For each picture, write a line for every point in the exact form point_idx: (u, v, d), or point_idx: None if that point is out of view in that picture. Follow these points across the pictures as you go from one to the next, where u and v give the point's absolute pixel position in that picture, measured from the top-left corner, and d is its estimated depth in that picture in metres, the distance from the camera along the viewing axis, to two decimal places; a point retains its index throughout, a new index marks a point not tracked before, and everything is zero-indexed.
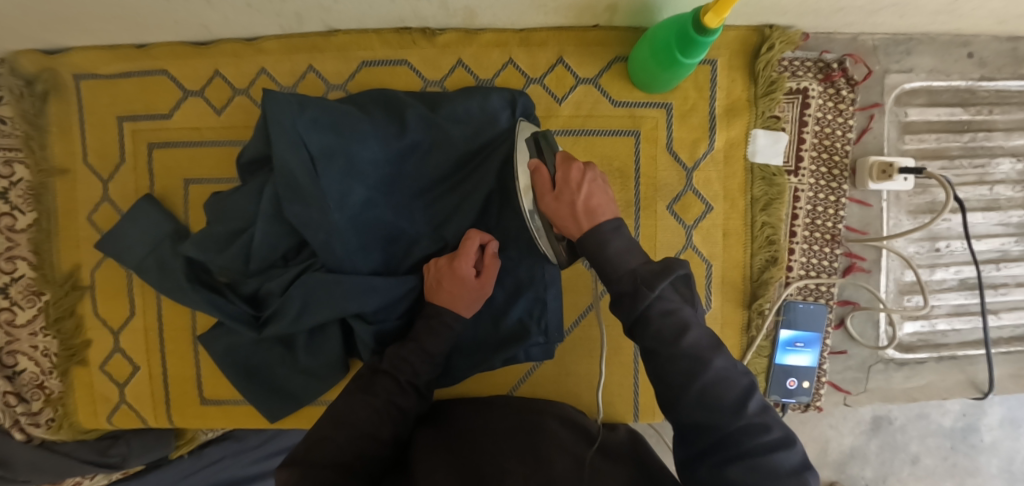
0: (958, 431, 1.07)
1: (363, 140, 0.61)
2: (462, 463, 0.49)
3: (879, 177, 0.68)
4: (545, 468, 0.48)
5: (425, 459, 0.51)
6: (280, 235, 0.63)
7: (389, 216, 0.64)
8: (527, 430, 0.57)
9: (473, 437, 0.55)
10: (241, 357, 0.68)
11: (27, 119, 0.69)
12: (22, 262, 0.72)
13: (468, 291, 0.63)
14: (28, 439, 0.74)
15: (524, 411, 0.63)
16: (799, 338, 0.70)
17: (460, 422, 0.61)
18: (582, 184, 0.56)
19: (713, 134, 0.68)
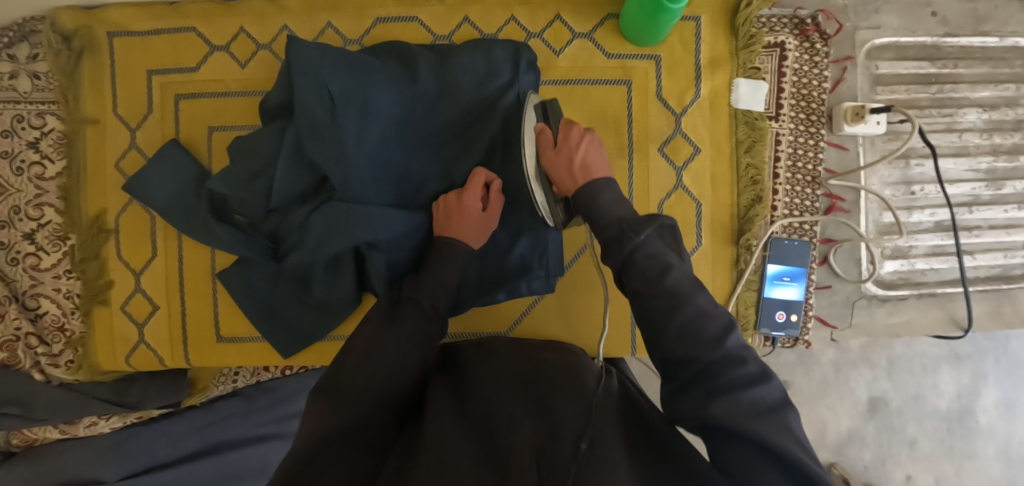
0: (956, 413, 1.18)
1: (379, 83, 0.66)
2: (475, 411, 0.48)
3: (853, 120, 0.73)
4: (552, 415, 0.44)
5: (432, 409, 0.49)
6: (299, 173, 0.67)
7: (402, 155, 0.69)
8: (537, 368, 0.55)
9: (481, 383, 0.53)
10: (258, 293, 0.71)
11: (62, 72, 0.74)
12: (50, 209, 0.77)
13: (475, 223, 0.67)
14: (46, 379, 0.77)
15: (531, 349, 0.61)
16: (786, 273, 0.74)
17: (466, 366, 0.59)
18: (581, 144, 0.61)
19: (699, 83, 0.73)
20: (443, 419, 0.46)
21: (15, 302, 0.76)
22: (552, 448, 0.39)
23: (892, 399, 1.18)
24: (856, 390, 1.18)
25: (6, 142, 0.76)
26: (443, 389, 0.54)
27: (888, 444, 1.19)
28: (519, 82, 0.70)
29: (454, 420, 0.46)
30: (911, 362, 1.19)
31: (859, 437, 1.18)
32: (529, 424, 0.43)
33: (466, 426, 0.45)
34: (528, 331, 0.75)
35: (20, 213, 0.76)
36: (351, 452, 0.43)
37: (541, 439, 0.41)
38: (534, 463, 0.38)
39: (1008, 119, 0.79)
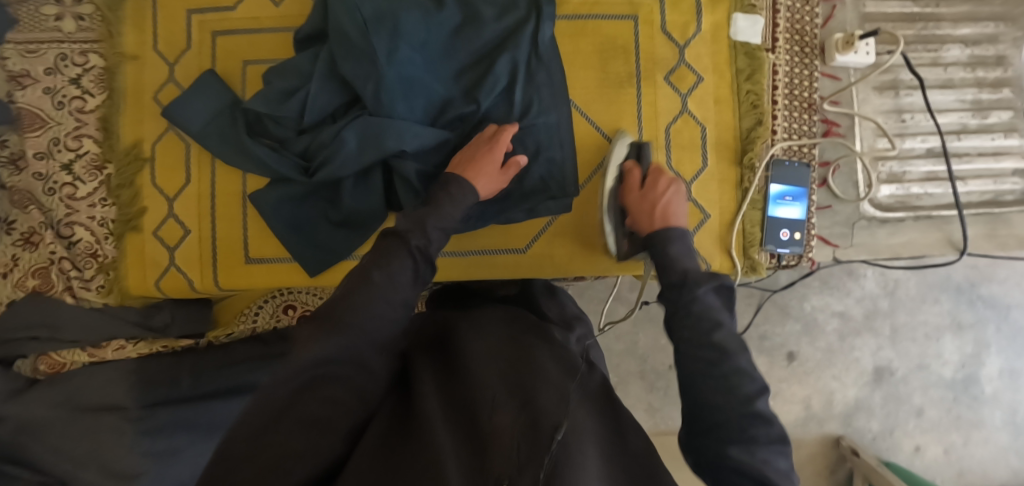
0: (960, 382, 1.26)
1: (405, 8, 0.71)
2: (460, 390, 0.47)
3: (844, 49, 0.78)
4: (537, 400, 0.43)
5: (419, 386, 0.49)
6: (333, 92, 0.72)
7: (427, 78, 0.73)
8: (527, 349, 0.54)
9: (466, 355, 0.52)
10: (290, 210, 0.75)
11: (107, 8, 0.79)
12: (89, 140, 0.81)
13: (491, 172, 0.69)
14: (76, 303, 0.80)
15: (522, 329, 0.60)
16: (788, 193, 0.78)
17: (448, 340, 0.58)
18: (666, 191, 0.67)
19: (700, 17, 0.79)
20: (429, 399, 0.46)
21: (50, 229, 0.79)
22: (537, 432, 0.38)
23: (898, 369, 1.25)
24: (861, 360, 1.25)
25: (50, 79, 0.81)
26: (430, 364, 0.53)
27: (896, 413, 1.26)
28: (536, 13, 0.75)
29: (440, 399, 0.46)
30: (914, 330, 1.26)
31: (866, 406, 1.25)
32: (512, 403, 0.42)
33: (449, 408, 0.45)
34: (544, 250, 0.78)
35: (58, 145, 0.80)
36: (345, 405, 0.45)
37: (524, 425, 0.39)
38: (516, 447, 0.36)
39: (990, 55, 0.84)
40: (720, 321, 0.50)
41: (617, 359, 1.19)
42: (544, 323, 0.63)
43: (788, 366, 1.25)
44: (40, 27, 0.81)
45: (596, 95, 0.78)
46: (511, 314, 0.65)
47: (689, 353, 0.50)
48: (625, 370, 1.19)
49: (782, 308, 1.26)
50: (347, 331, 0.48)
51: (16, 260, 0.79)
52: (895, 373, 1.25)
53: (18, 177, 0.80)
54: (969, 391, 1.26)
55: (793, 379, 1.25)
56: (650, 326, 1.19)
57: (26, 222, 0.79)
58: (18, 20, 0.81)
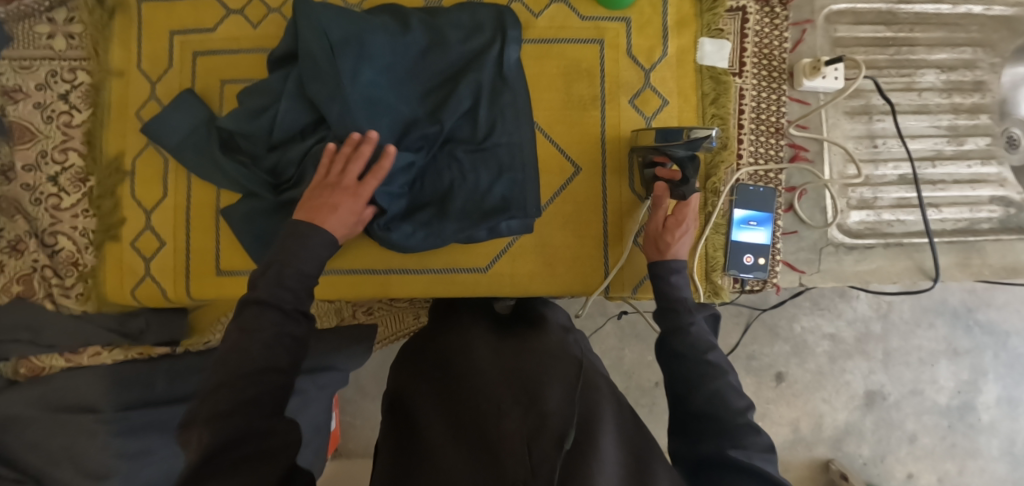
0: (956, 410, 1.23)
1: (372, 32, 0.73)
2: (459, 406, 0.51)
3: (811, 74, 0.78)
4: (537, 403, 0.46)
5: (422, 417, 0.53)
6: (300, 112, 0.74)
7: (391, 98, 0.73)
8: (522, 350, 0.57)
9: (466, 368, 0.56)
10: (257, 225, 0.77)
11: (96, 27, 0.83)
12: (74, 153, 0.85)
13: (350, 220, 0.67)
14: (56, 309, 0.84)
15: (516, 333, 0.63)
16: (752, 217, 0.78)
17: (450, 353, 0.62)
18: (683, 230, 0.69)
19: (665, 42, 0.80)
20: (431, 426, 0.51)
21: (34, 237, 0.83)
22: (543, 437, 0.42)
23: (891, 393, 1.22)
24: (853, 383, 1.23)
25: (40, 94, 0.85)
26: (426, 392, 0.57)
27: (888, 439, 1.23)
28: (501, 37, 0.76)
29: (441, 422, 0.50)
30: (907, 355, 1.23)
31: (857, 430, 1.23)
32: (513, 408, 0.46)
33: (454, 425, 0.49)
34: (504, 269, 0.79)
35: (47, 157, 0.84)
36: (255, 470, 0.46)
37: (529, 428, 0.43)
38: (523, 454, 0.40)
39: (965, 80, 0.83)
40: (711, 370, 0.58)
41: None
42: (537, 327, 0.65)
43: (777, 388, 1.23)
44: (33, 45, 0.85)
45: (560, 117, 0.79)
46: (509, 323, 0.68)
47: (693, 393, 0.56)
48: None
49: (771, 329, 1.23)
50: (232, 410, 0.48)
51: None
52: (888, 397, 1.23)
53: (5, 186, 0.83)
54: (965, 418, 1.23)
55: (781, 401, 1.23)
56: (636, 342, 1.18)
57: (11, 230, 0.82)
58: (13, 37, 0.85)
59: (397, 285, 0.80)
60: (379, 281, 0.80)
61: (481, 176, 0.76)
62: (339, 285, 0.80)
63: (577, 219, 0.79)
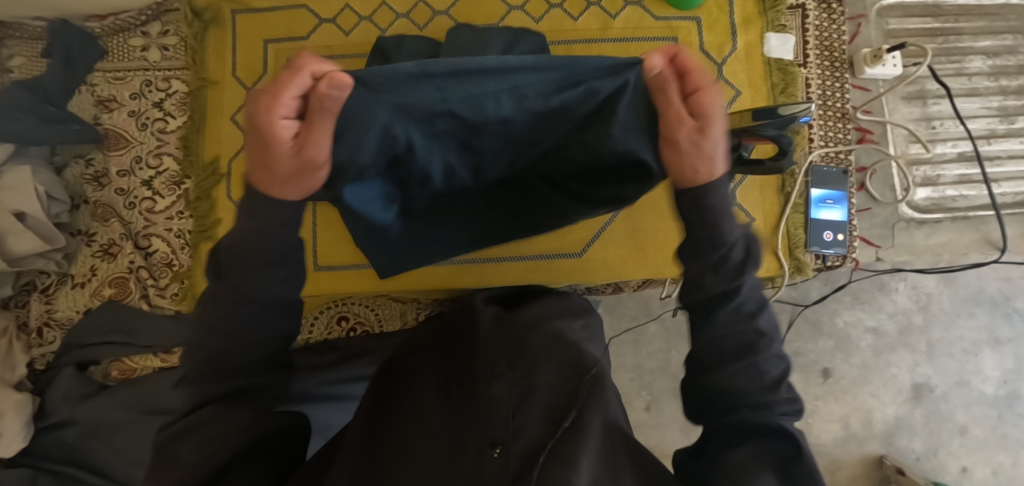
0: (1004, 399, 1.09)
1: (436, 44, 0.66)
2: (453, 370, 0.57)
3: (873, 62, 0.84)
4: (530, 380, 0.53)
5: (416, 371, 0.59)
6: None
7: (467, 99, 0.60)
8: (528, 331, 0.62)
9: (466, 334, 0.62)
10: None
11: (193, 37, 0.87)
12: (169, 158, 0.87)
13: (281, 164, 0.38)
14: (151, 310, 0.84)
15: (523, 310, 0.68)
16: (828, 196, 0.82)
17: (451, 319, 0.68)
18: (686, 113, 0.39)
19: (735, 38, 0.85)
20: (426, 381, 0.57)
21: (130, 241, 0.85)
22: (525, 407, 0.49)
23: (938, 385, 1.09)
24: (898, 376, 1.10)
25: (135, 103, 0.88)
26: (425, 349, 0.63)
27: (937, 431, 1.09)
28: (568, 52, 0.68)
29: (434, 379, 0.57)
30: (950, 346, 1.10)
31: (908, 426, 1.10)
32: (505, 379, 0.52)
33: (447, 383, 0.55)
34: (598, 255, 0.81)
35: (141, 162, 0.87)
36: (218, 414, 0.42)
37: (517, 397, 0.50)
38: (508, 418, 0.47)
39: (1010, 64, 0.89)
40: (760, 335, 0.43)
41: (650, 378, 1.12)
42: (544, 312, 0.69)
43: (824, 384, 1.10)
44: (128, 57, 0.89)
45: None
46: (515, 301, 0.73)
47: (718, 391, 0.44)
48: (658, 388, 1.11)
49: (812, 324, 1.10)
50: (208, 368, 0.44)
51: (94, 270, 0.85)
52: (935, 390, 1.10)
53: (101, 192, 0.87)
54: (1014, 408, 1.09)
55: (830, 397, 1.09)
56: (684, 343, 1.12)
57: (107, 234, 0.86)
58: (107, 50, 0.89)
59: (492, 273, 0.81)
60: (474, 271, 0.81)
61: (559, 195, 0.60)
62: (435, 274, 0.80)
63: (663, 205, 0.82)
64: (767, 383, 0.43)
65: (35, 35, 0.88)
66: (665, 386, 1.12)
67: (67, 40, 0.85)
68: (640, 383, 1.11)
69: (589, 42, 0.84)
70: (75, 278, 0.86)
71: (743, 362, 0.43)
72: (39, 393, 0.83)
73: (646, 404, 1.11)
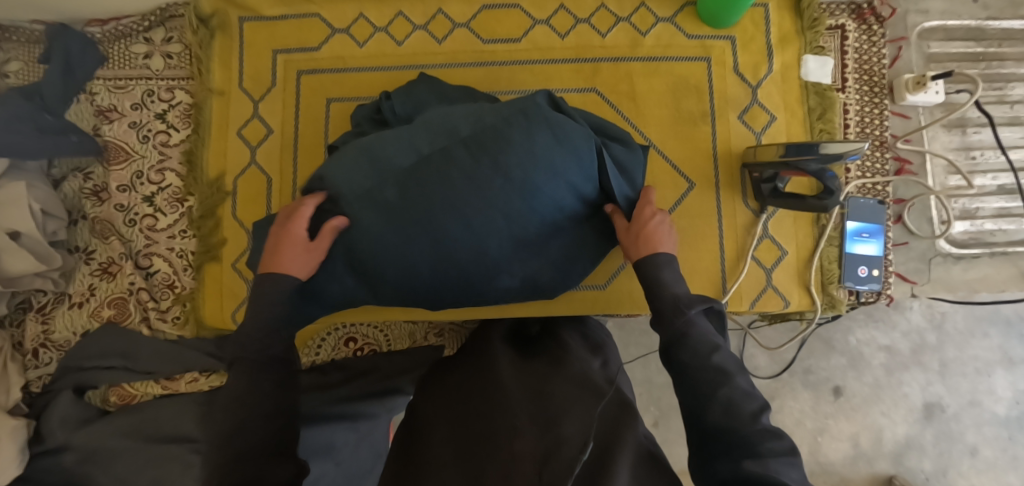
0: (1017, 421, 0.99)
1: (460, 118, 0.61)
2: (467, 433, 0.50)
3: (915, 89, 0.80)
4: (554, 429, 0.45)
5: (430, 443, 0.53)
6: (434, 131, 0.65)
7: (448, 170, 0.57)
8: (552, 378, 0.56)
9: (484, 391, 0.55)
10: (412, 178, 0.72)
11: (199, 45, 0.82)
12: (171, 173, 0.83)
13: (296, 255, 0.60)
14: (152, 334, 0.82)
15: (543, 355, 0.63)
16: (864, 230, 0.79)
17: (466, 373, 0.62)
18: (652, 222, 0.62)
19: (771, 58, 0.80)
20: (440, 451, 0.50)
21: (130, 260, 0.82)
22: (555, 460, 0.40)
23: (949, 406, 1.00)
24: (911, 396, 1.00)
25: (136, 114, 0.84)
26: (441, 416, 0.57)
27: (947, 452, 0.99)
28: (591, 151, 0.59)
29: (448, 447, 0.50)
30: (963, 365, 1.00)
31: (918, 446, 1.00)
32: (528, 434, 0.45)
33: (464, 448, 0.48)
34: (623, 287, 0.78)
35: (142, 177, 0.83)
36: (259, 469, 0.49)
37: (544, 451, 0.42)
38: (534, 476, 0.39)
39: None
40: (726, 372, 0.49)
41: (657, 394, 1.07)
42: (563, 353, 0.62)
43: (834, 402, 1.01)
44: (129, 65, 0.85)
45: (671, 133, 0.79)
46: (535, 343, 0.68)
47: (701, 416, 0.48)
48: (666, 404, 1.07)
49: (825, 341, 1.02)
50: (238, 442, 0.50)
51: (93, 290, 0.82)
52: (947, 410, 1.00)
53: (99, 207, 0.82)
54: None
55: (840, 416, 1.01)
56: None
57: (106, 252, 0.82)
58: (108, 57, 0.85)
59: (513, 304, 0.77)
60: (493, 301, 0.77)
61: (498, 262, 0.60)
62: (453, 306, 0.77)
63: (692, 235, 0.77)
64: (749, 418, 0.47)
65: (33, 38, 0.84)
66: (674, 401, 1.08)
67: (67, 46, 0.81)
68: (647, 399, 1.07)
69: (618, 61, 0.80)
70: (73, 297, 0.82)
71: (720, 402, 0.48)
72: (35, 416, 0.79)
73: (654, 420, 1.07)
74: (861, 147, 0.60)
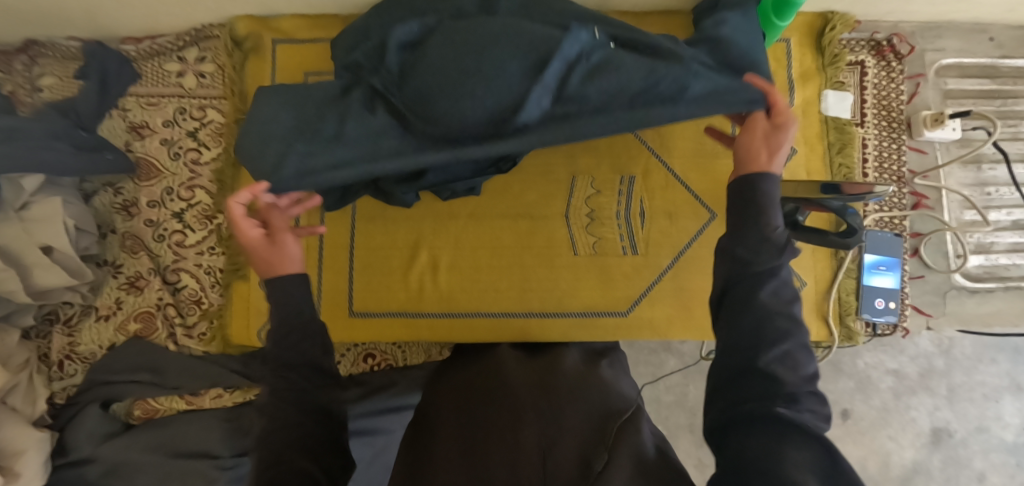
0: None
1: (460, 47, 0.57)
2: (471, 424, 0.48)
3: (932, 126, 0.82)
4: (558, 419, 0.46)
5: (434, 431, 0.51)
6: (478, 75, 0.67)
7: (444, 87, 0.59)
8: (552, 376, 0.57)
9: (492, 389, 0.54)
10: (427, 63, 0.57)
11: (233, 67, 0.85)
12: (202, 191, 0.85)
13: None
14: (178, 350, 0.82)
15: (552, 358, 0.64)
16: (882, 262, 0.80)
17: (475, 375, 0.61)
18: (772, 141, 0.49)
19: (792, 92, 0.81)
20: (444, 439, 0.48)
21: (158, 275, 0.83)
22: (558, 453, 0.40)
23: (957, 431, 1.01)
24: (918, 420, 1.01)
25: (167, 131, 0.86)
26: (446, 407, 0.55)
27: (954, 476, 1.00)
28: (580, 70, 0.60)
29: (451, 439, 0.48)
30: (971, 390, 1.01)
31: (925, 471, 1.01)
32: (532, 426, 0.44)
33: (469, 437, 0.46)
34: (646, 315, 0.79)
35: (172, 193, 0.85)
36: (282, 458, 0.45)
37: (547, 443, 0.42)
38: (538, 467, 0.39)
39: None
40: (796, 324, 0.41)
41: (665, 413, 1.08)
42: (566, 359, 0.63)
43: (842, 425, 1.02)
44: (162, 82, 0.87)
45: (692, 164, 0.80)
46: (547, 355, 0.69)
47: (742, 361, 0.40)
48: (674, 423, 1.07)
49: (834, 364, 1.02)
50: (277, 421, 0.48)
51: (119, 303, 0.83)
52: (954, 435, 1.01)
53: (129, 222, 0.84)
54: None
55: (847, 438, 1.02)
56: (702, 378, 1.08)
57: (135, 267, 0.83)
58: (141, 74, 0.87)
59: (536, 328, 0.78)
60: (517, 324, 0.78)
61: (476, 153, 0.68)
62: (476, 328, 0.78)
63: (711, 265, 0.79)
64: (804, 377, 0.39)
65: (69, 55, 0.86)
66: (682, 420, 1.08)
67: (103, 64, 0.83)
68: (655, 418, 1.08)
69: None
70: (99, 310, 0.83)
71: (780, 349, 0.39)
72: (59, 428, 0.80)
73: None
74: (885, 189, 0.63)
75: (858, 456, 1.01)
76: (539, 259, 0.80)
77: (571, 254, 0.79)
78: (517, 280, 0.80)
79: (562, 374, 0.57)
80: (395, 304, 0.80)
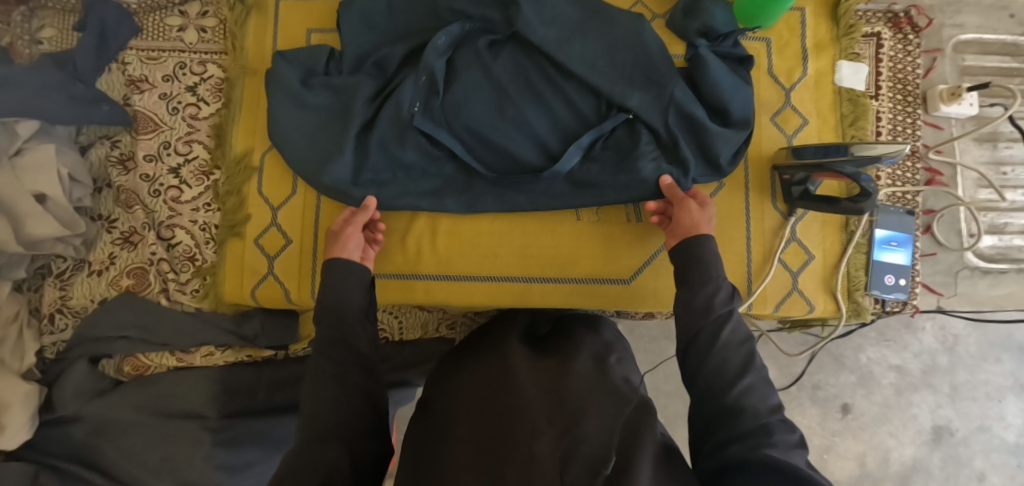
0: None
1: (494, 73, 0.75)
2: (483, 428, 0.47)
3: (949, 100, 0.80)
4: (573, 426, 0.44)
5: (445, 434, 0.49)
6: (507, 57, 0.76)
7: (480, 95, 0.75)
8: (566, 378, 0.54)
9: (503, 387, 0.52)
10: (464, 91, 0.75)
11: (234, 21, 0.83)
12: (199, 146, 0.83)
13: None
14: (171, 304, 0.80)
15: (561, 351, 0.62)
16: (893, 238, 0.78)
17: (484, 366, 0.59)
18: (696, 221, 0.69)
19: (806, 62, 0.79)
20: (458, 442, 0.46)
21: (152, 230, 0.81)
22: (575, 464, 0.39)
23: (959, 430, 0.98)
24: (919, 417, 0.99)
25: (167, 85, 0.84)
26: (457, 407, 0.53)
27: (954, 476, 0.98)
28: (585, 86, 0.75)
29: (463, 443, 0.46)
30: (974, 389, 0.99)
31: (925, 469, 0.98)
32: (549, 436, 0.42)
33: (484, 441, 0.44)
34: (647, 283, 0.77)
35: (169, 148, 0.83)
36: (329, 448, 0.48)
37: (564, 453, 0.40)
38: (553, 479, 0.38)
39: None
40: (755, 369, 0.56)
41: (664, 401, 1.06)
42: (575, 351, 0.62)
43: (842, 420, 1.00)
44: (163, 36, 0.85)
45: None
46: (546, 340, 0.68)
47: (719, 398, 0.54)
48: (672, 412, 1.05)
49: (835, 357, 1.00)
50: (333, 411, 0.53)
51: (112, 259, 0.81)
52: (955, 433, 0.98)
53: (125, 176, 0.83)
54: None
55: (847, 433, 1.00)
56: None
57: (129, 221, 0.82)
58: (142, 28, 0.85)
59: (536, 293, 0.78)
60: (517, 290, 0.77)
61: (503, 122, 0.75)
62: (474, 293, 0.78)
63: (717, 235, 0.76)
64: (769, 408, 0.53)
65: (68, 7, 0.85)
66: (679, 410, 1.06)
67: (102, 15, 0.81)
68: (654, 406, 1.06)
69: None
70: (92, 265, 0.82)
71: (746, 383, 0.55)
72: (47, 383, 0.79)
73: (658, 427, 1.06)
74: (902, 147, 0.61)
75: (858, 451, 0.99)
76: (542, 225, 0.78)
77: (573, 220, 0.78)
78: (519, 246, 0.78)
79: (572, 371, 0.55)
80: (392, 267, 0.78)
